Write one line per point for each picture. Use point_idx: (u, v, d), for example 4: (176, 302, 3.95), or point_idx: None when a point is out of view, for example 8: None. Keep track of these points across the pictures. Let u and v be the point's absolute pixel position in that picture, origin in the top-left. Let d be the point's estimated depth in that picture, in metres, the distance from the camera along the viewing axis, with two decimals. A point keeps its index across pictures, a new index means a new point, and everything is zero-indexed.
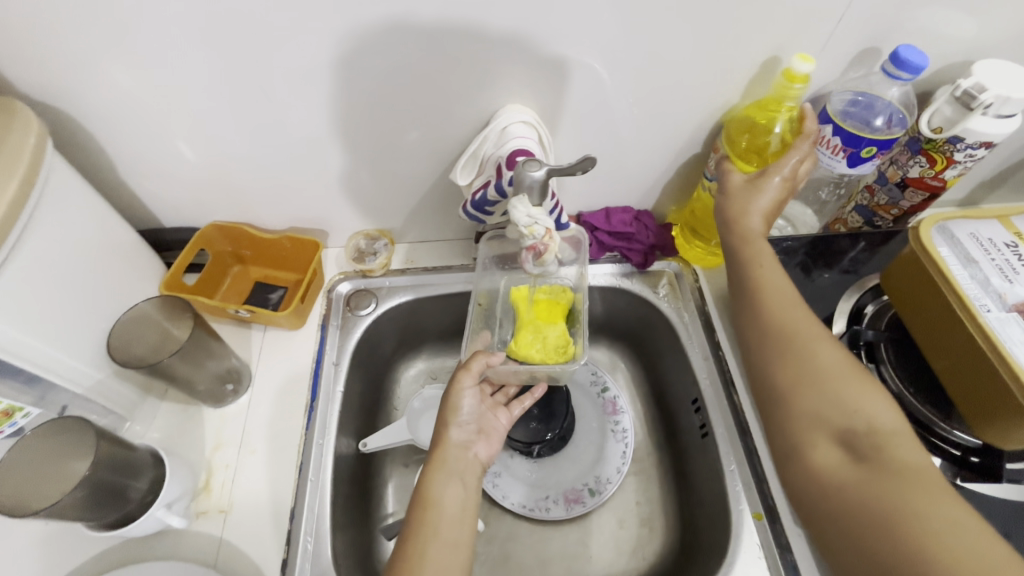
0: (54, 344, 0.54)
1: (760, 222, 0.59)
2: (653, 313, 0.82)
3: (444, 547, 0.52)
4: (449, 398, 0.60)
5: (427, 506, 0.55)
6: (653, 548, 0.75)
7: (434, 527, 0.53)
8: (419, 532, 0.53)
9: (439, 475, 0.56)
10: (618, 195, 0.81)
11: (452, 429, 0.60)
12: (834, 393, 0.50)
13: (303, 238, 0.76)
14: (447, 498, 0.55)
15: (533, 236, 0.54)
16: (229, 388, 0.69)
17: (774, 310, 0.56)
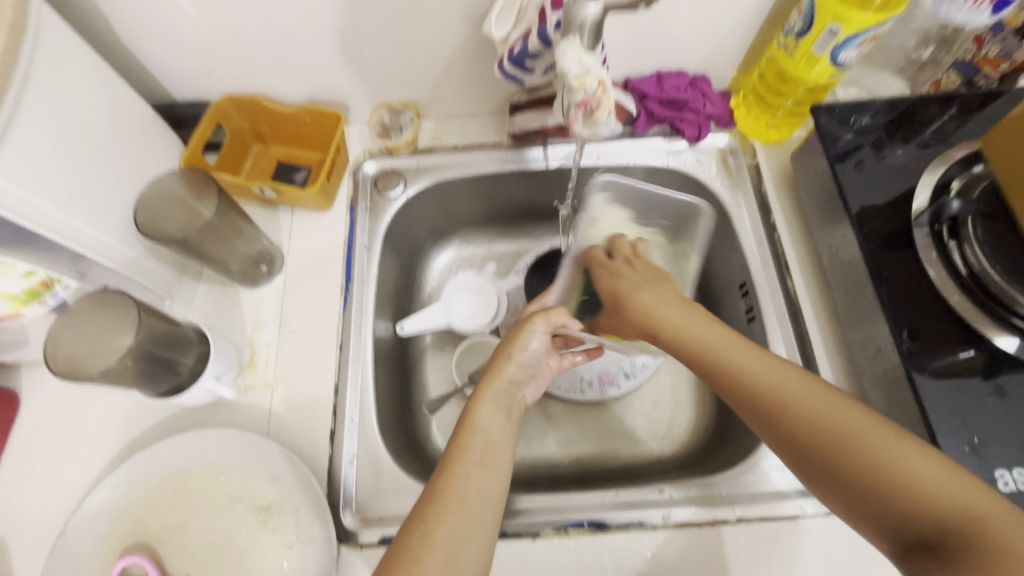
0: (80, 216, 0.51)
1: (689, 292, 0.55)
2: (702, 194, 0.76)
3: (476, 469, 0.50)
4: (512, 340, 0.60)
5: (462, 437, 0.52)
6: (686, 430, 0.76)
7: (467, 457, 0.50)
8: (453, 460, 0.50)
9: (482, 408, 0.55)
10: (673, 56, 0.71)
11: (511, 364, 0.59)
12: (813, 416, 0.43)
13: (323, 110, 0.70)
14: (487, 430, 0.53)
15: (583, 90, 0.47)
16: (263, 270, 0.68)
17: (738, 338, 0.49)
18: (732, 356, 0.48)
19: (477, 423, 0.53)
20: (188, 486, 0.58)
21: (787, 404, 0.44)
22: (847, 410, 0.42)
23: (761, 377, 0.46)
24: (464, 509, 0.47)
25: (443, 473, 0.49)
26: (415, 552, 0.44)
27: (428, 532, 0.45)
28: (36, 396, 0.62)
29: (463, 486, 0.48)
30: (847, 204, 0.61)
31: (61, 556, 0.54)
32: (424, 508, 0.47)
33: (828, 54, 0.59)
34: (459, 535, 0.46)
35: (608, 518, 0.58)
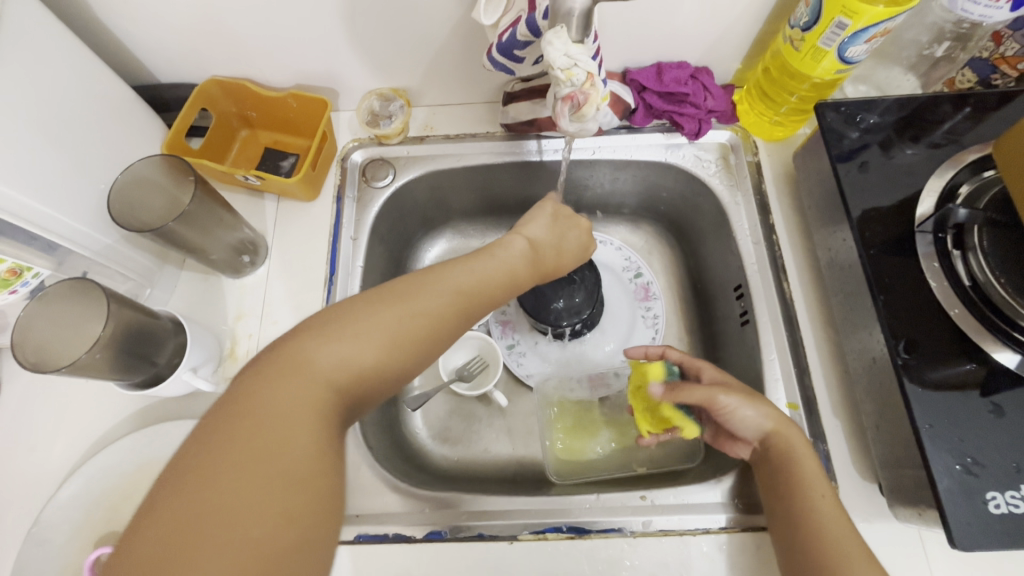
0: (51, 204, 0.50)
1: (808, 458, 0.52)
2: (701, 191, 0.73)
3: (449, 298, 0.48)
4: (522, 224, 0.60)
5: (448, 269, 0.50)
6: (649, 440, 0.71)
7: (446, 280, 0.49)
8: (429, 278, 0.49)
9: (479, 261, 0.53)
10: (673, 47, 0.68)
11: (514, 241, 0.57)
12: (827, 551, 0.46)
13: (309, 96, 0.67)
14: (476, 275, 0.51)
15: (570, 83, 0.44)
16: (246, 260, 0.66)
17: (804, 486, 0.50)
18: (808, 482, 0.50)
19: (467, 268, 0.51)
20: (163, 477, 0.57)
21: (822, 535, 0.47)
22: (867, 564, 0.45)
23: (822, 528, 0.47)
24: (416, 315, 0.46)
25: (417, 282, 0.48)
26: (342, 325, 0.43)
27: (366, 319, 0.44)
28: (17, 379, 0.62)
29: (422, 305, 0.46)
30: (848, 208, 0.58)
31: (36, 544, 0.55)
32: (379, 296, 0.46)
33: (835, 50, 0.56)
34: (391, 340, 0.44)
35: (588, 524, 0.57)
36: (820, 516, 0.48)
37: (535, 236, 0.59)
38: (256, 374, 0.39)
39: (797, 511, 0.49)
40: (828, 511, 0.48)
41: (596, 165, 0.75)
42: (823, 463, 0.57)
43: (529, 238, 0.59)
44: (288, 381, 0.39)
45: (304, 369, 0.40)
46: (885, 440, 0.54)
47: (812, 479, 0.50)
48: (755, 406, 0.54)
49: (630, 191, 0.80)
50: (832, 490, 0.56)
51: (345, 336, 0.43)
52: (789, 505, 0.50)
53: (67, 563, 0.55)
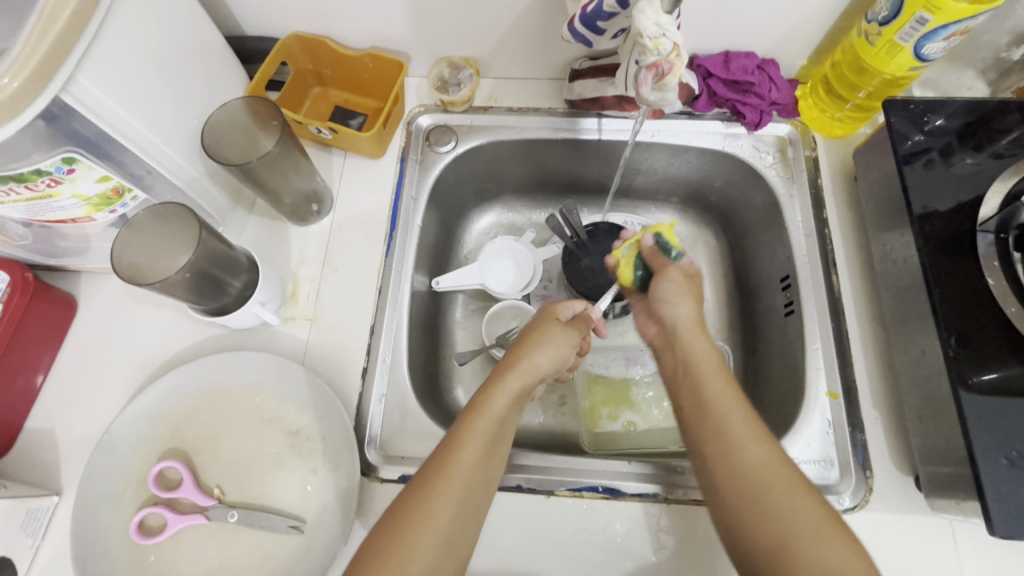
0: (156, 132, 0.53)
1: (695, 335, 0.54)
2: (755, 181, 0.74)
3: (479, 454, 0.47)
4: (535, 331, 0.58)
5: (479, 414, 0.49)
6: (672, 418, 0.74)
7: (478, 434, 0.48)
8: (464, 436, 0.48)
9: (503, 385, 0.51)
10: (743, 36, 0.69)
11: (540, 351, 0.55)
12: (720, 423, 0.47)
13: (386, 57, 0.70)
14: (499, 410, 0.50)
15: (656, 51, 0.46)
16: (313, 209, 0.70)
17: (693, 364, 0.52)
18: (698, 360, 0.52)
19: (545, 358, 0.55)
20: (225, 402, 0.61)
21: (711, 406, 0.48)
22: (754, 430, 0.46)
23: (714, 402, 0.48)
24: (461, 498, 0.45)
25: (451, 444, 0.47)
26: (409, 521, 0.43)
27: (421, 520, 0.43)
28: (97, 299, 0.66)
29: (504, 407, 0.51)
30: (909, 204, 0.59)
31: (105, 450, 0.58)
32: (419, 491, 0.45)
33: (911, 46, 0.57)
34: (450, 531, 0.44)
35: (623, 486, 0.59)
36: (714, 388, 0.49)
37: (561, 345, 0.57)
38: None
39: (702, 393, 0.49)
40: (724, 387, 0.49)
41: (653, 149, 0.77)
42: (859, 451, 0.58)
43: (557, 348, 0.56)
44: (406, 546, 0.42)
45: (424, 524, 0.43)
46: (926, 432, 0.54)
47: (708, 367, 0.51)
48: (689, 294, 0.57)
49: (681, 178, 0.81)
50: (867, 479, 0.57)
51: (409, 540, 0.42)
52: (691, 389, 0.51)
53: (132, 471, 0.58)
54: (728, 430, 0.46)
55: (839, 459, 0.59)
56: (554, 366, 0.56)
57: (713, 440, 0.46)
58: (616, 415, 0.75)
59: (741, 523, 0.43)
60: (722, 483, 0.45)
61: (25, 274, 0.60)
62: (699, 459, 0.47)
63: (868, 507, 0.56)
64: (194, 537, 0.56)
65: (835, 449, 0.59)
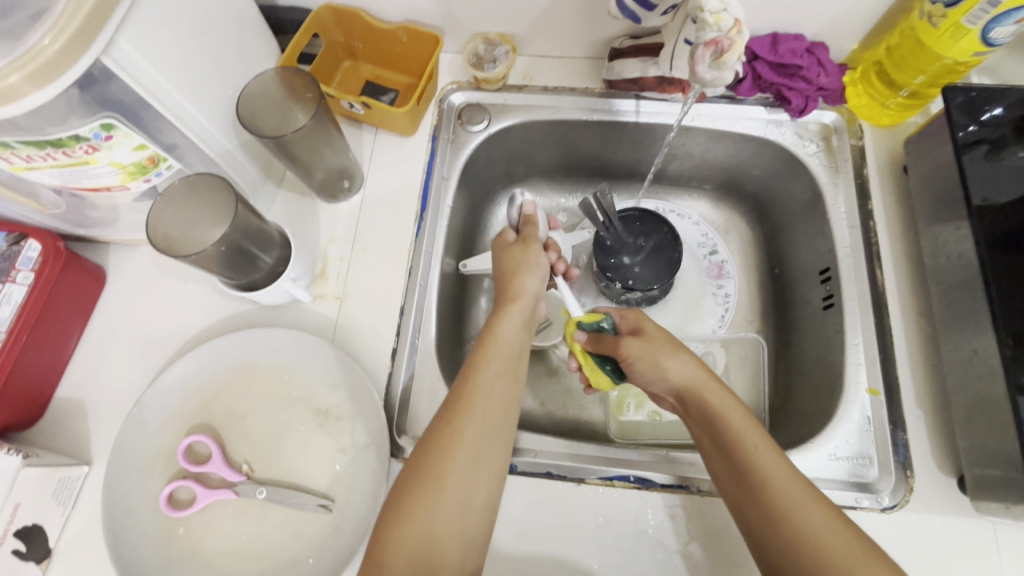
0: (192, 101, 0.52)
1: (701, 373, 0.55)
2: (796, 170, 0.72)
3: (494, 376, 0.51)
4: (512, 262, 0.61)
5: (489, 341, 0.54)
6: None
7: (488, 362, 0.52)
8: (479, 359, 0.52)
9: (504, 317, 0.56)
10: (795, 17, 0.66)
11: (524, 282, 0.59)
12: (766, 484, 0.47)
13: (421, 30, 0.68)
14: (506, 336, 0.55)
15: (716, 27, 0.44)
16: (344, 185, 0.69)
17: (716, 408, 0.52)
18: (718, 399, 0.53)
19: (525, 280, 0.59)
20: (254, 378, 0.61)
21: (741, 445, 0.49)
22: (785, 466, 0.48)
23: (751, 460, 0.48)
24: (481, 422, 0.49)
25: (469, 371, 0.51)
26: (441, 442, 0.47)
27: (451, 440, 0.47)
28: (125, 272, 0.66)
29: (509, 329, 0.55)
30: (969, 197, 0.56)
31: (135, 422, 0.58)
32: (437, 434, 0.48)
33: (980, 29, 0.54)
34: (480, 446, 0.48)
35: (655, 477, 0.58)
36: (740, 430, 0.50)
37: (535, 264, 0.61)
38: (384, 534, 0.44)
39: (737, 449, 0.49)
40: (762, 446, 0.49)
41: (690, 134, 0.74)
42: (900, 451, 0.57)
43: (535, 272, 0.60)
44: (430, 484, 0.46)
45: (445, 464, 0.46)
46: (975, 433, 0.52)
47: (737, 418, 0.51)
48: (697, 364, 0.56)
49: (718, 165, 0.79)
50: (907, 479, 0.56)
51: (443, 459, 0.47)
52: (722, 449, 0.51)
53: (162, 444, 0.58)
54: (760, 471, 0.47)
55: (879, 458, 0.57)
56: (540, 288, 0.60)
57: (764, 508, 0.46)
58: (642, 404, 0.73)
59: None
60: (758, 517, 0.47)
61: (56, 244, 0.59)
62: (745, 522, 0.48)
63: (908, 507, 0.55)
64: (222, 512, 0.56)
65: (875, 447, 0.57)
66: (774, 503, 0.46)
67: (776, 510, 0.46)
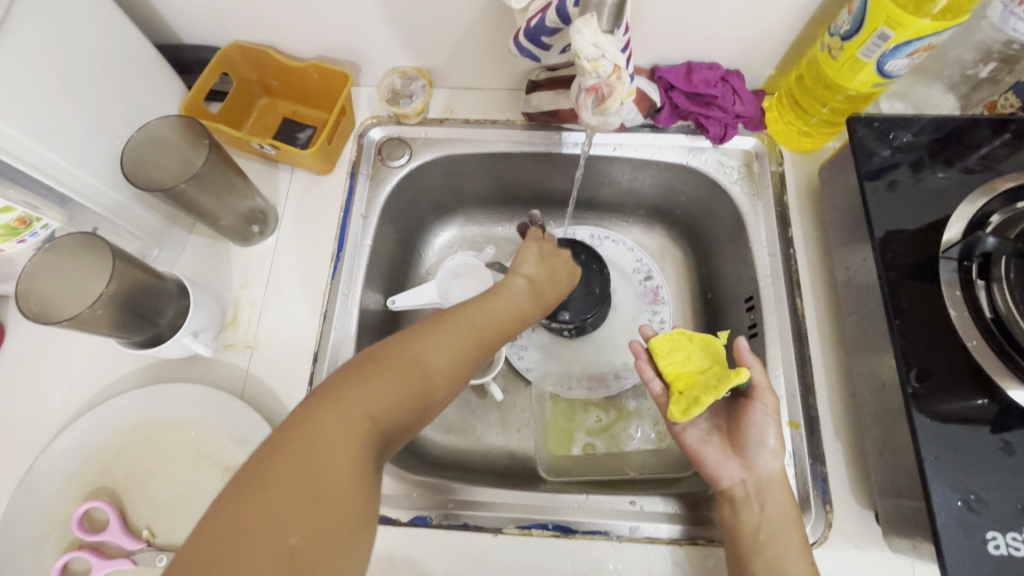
0: (65, 156, 0.49)
1: (776, 467, 0.53)
2: (720, 197, 0.71)
3: (455, 353, 0.50)
4: (537, 278, 0.62)
5: (488, 296, 0.56)
6: (634, 442, 0.71)
7: (459, 330, 0.51)
8: (467, 308, 0.54)
9: (491, 304, 0.55)
10: (707, 46, 0.66)
11: (524, 292, 0.59)
12: (781, 572, 0.48)
13: (331, 69, 0.67)
14: (489, 317, 0.54)
15: (595, 74, 0.43)
16: (255, 229, 0.66)
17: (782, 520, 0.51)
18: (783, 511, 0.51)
19: (540, 268, 0.63)
20: (157, 437, 0.58)
21: (772, 550, 0.49)
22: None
23: (776, 553, 0.49)
24: (451, 351, 0.50)
25: (458, 310, 0.53)
26: (398, 358, 0.47)
27: (425, 345, 0.49)
28: (24, 328, 0.63)
29: (509, 298, 0.57)
30: (871, 227, 0.56)
31: (26, 491, 0.54)
32: (398, 344, 0.48)
33: (874, 62, 0.54)
34: (412, 393, 0.46)
35: (574, 523, 0.57)
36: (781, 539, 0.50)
37: (558, 265, 0.65)
38: (316, 407, 0.43)
39: (765, 547, 0.50)
40: (788, 537, 0.50)
41: (615, 162, 0.74)
42: (820, 485, 0.56)
43: (539, 299, 0.61)
44: (380, 377, 0.45)
45: (404, 363, 0.47)
46: (887, 468, 0.52)
47: (776, 500, 0.51)
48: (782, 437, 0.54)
49: (647, 192, 0.78)
50: (826, 514, 0.55)
51: (390, 369, 0.46)
52: (737, 524, 0.52)
53: (57, 512, 0.55)
54: None
55: (798, 493, 0.56)
56: (553, 295, 0.63)
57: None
58: (575, 439, 0.72)
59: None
60: None
61: None
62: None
63: (827, 544, 0.54)
64: None
65: (795, 482, 0.57)
66: None
67: None
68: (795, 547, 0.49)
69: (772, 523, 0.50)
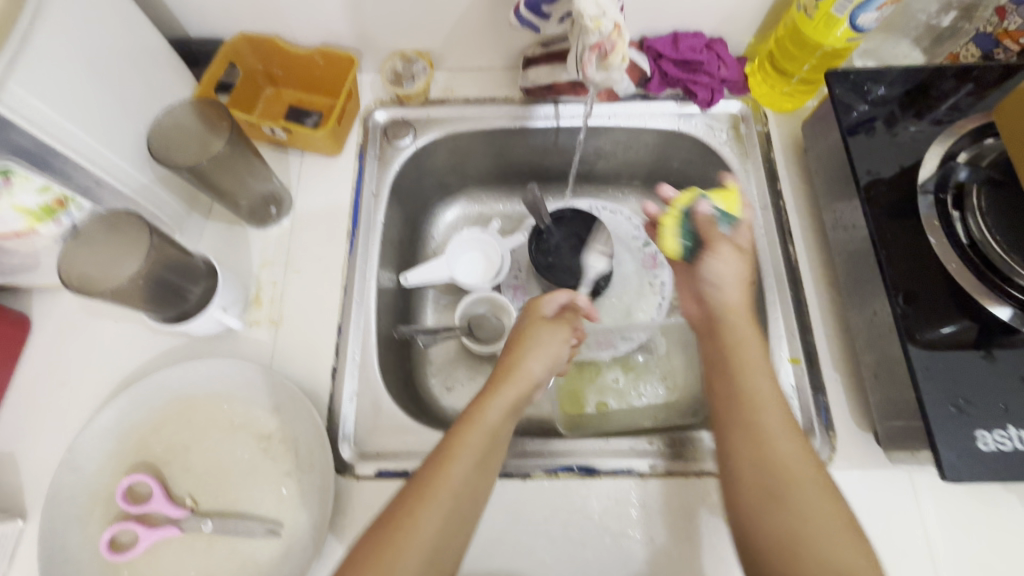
0: (98, 139, 0.52)
1: (750, 326, 0.57)
2: (711, 159, 0.76)
3: (467, 470, 0.50)
4: (526, 335, 0.61)
5: (505, 380, 0.56)
6: (644, 397, 0.76)
7: (468, 446, 0.51)
8: (475, 415, 0.53)
9: (495, 397, 0.55)
10: (690, 16, 0.70)
11: (532, 356, 0.58)
12: (759, 428, 0.51)
13: (337, 53, 0.69)
14: (492, 422, 0.53)
15: (598, 32, 0.48)
16: (272, 211, 0.69)
17: (749, 374, 0.54)
18: (750, 358, 0.55)
19: (550, 337, 0.60)
20: (191, 412, 0.60)
21: (750, 407, 0.52)
22: (788, 430, 0.51)
23: (755, 410, 0.52)
24: (449, 500, 0.48)
25: (472, 413, 0.54)
26: (420, 499, 0.48)
27: (438, 482, 0.49)
28: (50, 318, 0.65)
29: (513, 384, 0.56)
30: (855, 170, 0.61)
31: (69, 470, 0.56)
32: (424, 476, 0.49)
33: (848, 17, 0.59)
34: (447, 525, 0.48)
35: (597, 464, 0.60)
36: (754, 388, 0.53)
37: (551, 347, 0.60)
38: None
39: (741, 409, 0.53)
40: (764, 382, 0.54)
41: (610, 132, 0.77)
42: (822, 413, 0.60)
43: (547, 352, 0.59)
44: (392, 554, 0.45)
45: (408, 533, 0.46)
46: (882, 388, 0.56)
47: (753, 354, 0.55)
48: (737, 270, 0.59)
49: (641, 161, 0.82)
50: (830, 438, 0.59)
51: (419, 508, 0.47)
52: (725, 370, 0.55)
53: (99, 488, 0.57)
54: (762, 431, 0.51)
55: (803, 423, 0.60)
56: (557, 357, 0.60)
57: (745, 436, 0.51)
58: (588, 399, 0.75)
59: (754, 524, 0.48)
60: (750, 480, 0.49)
61: None
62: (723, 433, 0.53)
63: (833, 465, 0.58)
64: (168, 550, 0.55)
65: (799, 413, 0.61)
66: (775, 478, 0.49)
67: (767, 485, 0.48)
68: (774, 404, 0.52)
69: (741, 372, 0.54)
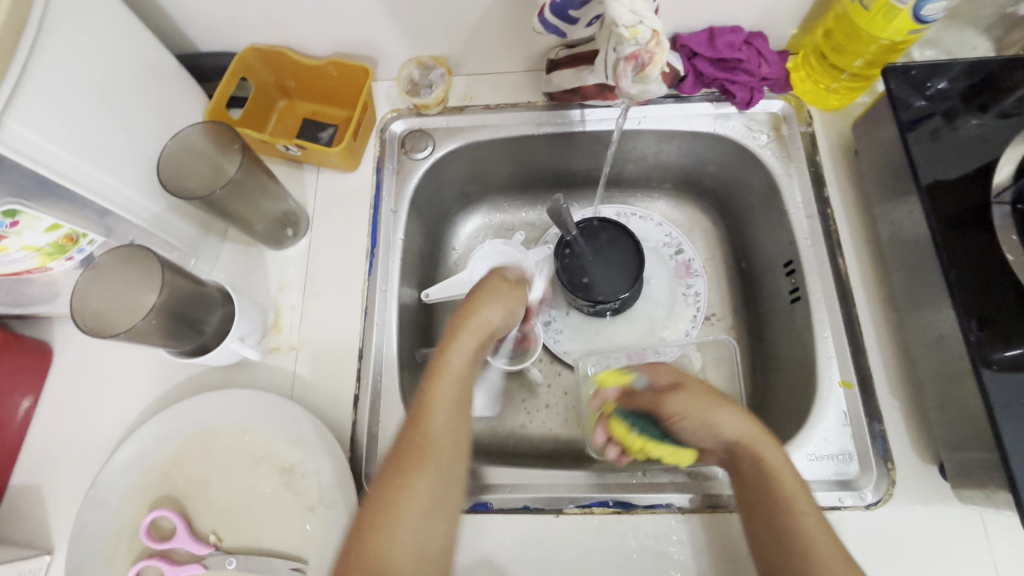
0: (107, 171, 0.50)
1: (772, 454, 0.50)
2: (750, 163, 0.70)
3: (448, 420, 0.46)
4: (479, 287, 0.55)
5: (461, 329, 0.51)
6: None
7: (442, 399, 0.47)
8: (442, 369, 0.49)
9: (458, 343, 0.50)
10: (727, 10, 0.65)
11: (485, 303, 0.53)
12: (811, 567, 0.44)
13: (351, 64, 0.66)
14: (459, 370, 0.49)
15: (635, 41, 0.45)
16: (289, 233, 0.67)
17: (788, 512, 0.47)
18: (786, 488, 0.48)
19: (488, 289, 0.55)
20: (212, 444, 0.58)
21: (798, 544, 0.46)
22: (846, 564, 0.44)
23: (801, 546, 0.45)
24: (437, 465, 0.45)
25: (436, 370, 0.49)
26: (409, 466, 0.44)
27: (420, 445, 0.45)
28: (71, 347, 0.64)
29: (470, 333, 0.51)
30: (916, 177, 0.55)
31: (93, 505, 0.55)
32: (406, 450, 0.45)
33: (910, 7, 0.53)
34: (443, 477, 0.45)
35: (634, 499, 0.56)
36: (799, 521, 0.47)
37: (506, 296, 0.55)
38: None
39: (792, 547, 0.46)
40: (813, 523, 0.47)
41: (641, 136, 0.73)
42: (879, 443, 0.56)
43: (503, 299, 0.54)
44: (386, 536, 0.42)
45: (398, 515, 0.42)
46: (948, 419, 0.52)
47: (787, 481, 0.49)
48: (716, 401, 0.54)
49: (672, 164, 0.77)
50: (888, 471, 0.55)
51: (408, 478, 0.44)
52: (764, 511, 0.49)
53: (123, 524, 0.56)
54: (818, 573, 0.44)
55: (858, 453, 0.56)
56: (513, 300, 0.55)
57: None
58: None
59: None
60: None
61: None
62: None
63: (892, 501, 0.53)
64: None
65: (854, 443, 0.56)
66: None
67: None
68: (827, 539, 0.46)
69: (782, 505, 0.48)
